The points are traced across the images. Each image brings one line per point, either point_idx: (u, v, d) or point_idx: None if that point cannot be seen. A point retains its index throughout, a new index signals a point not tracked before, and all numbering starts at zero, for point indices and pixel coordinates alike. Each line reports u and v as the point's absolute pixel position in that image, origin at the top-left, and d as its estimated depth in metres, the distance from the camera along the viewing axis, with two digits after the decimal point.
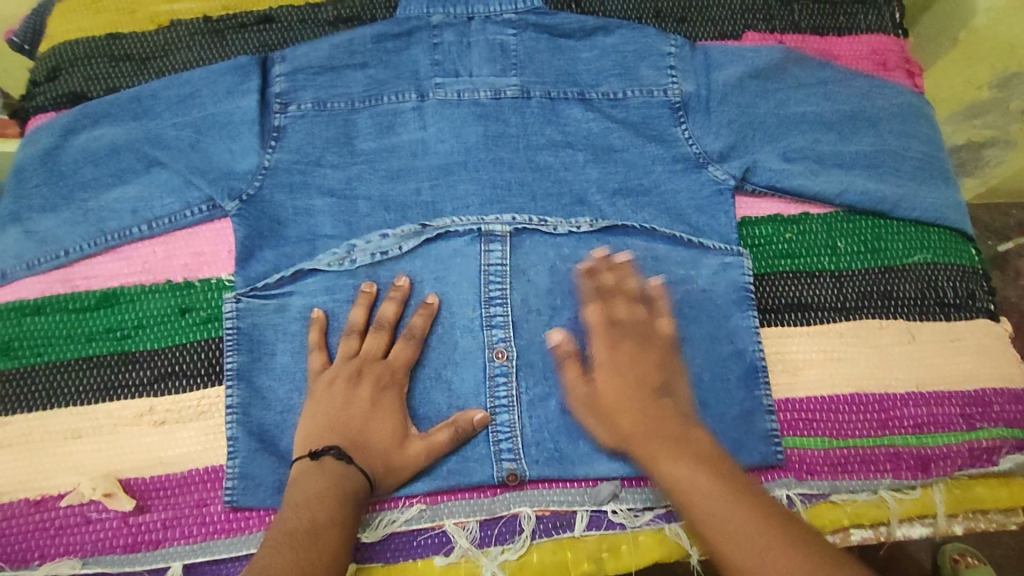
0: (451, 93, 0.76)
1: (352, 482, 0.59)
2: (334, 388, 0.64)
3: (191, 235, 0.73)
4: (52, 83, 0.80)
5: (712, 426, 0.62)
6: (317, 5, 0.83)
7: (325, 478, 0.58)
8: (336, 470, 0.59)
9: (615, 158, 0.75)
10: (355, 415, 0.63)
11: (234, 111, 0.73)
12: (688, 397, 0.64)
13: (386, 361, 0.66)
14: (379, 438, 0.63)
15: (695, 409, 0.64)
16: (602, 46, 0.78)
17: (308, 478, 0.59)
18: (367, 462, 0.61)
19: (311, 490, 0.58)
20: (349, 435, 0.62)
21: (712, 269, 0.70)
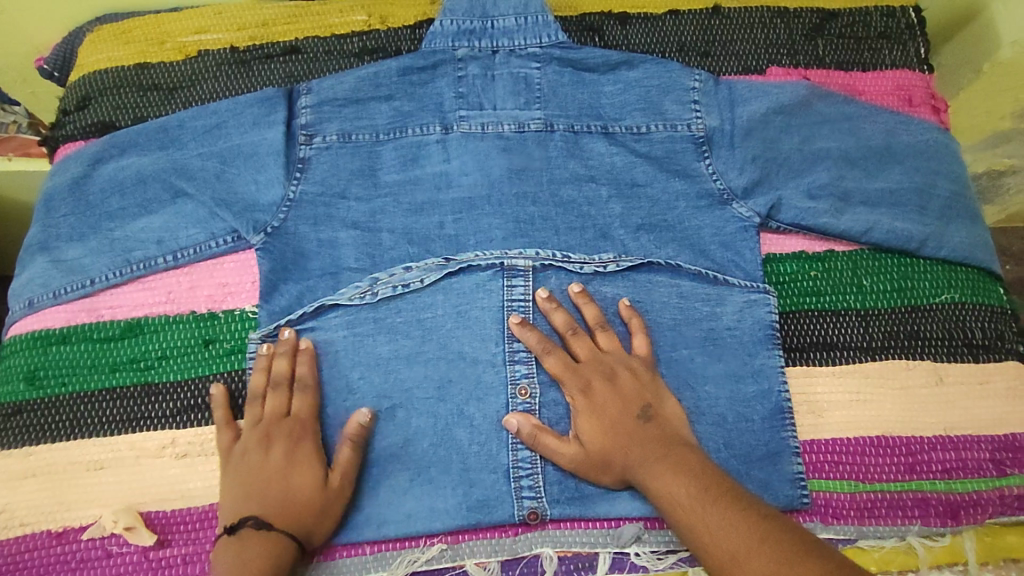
0: (475, 126, 0.77)
1: (271, 557, 0.58)
2: (248, 444, 0.64)
3: (216, 264, 0.73)
4: (81, 112, 0.81)
5: (612, 464, 0.63)
6: (342, 37, 0.84)
7: (246, 553, 0.58)
8: (252, 544, 0.58)
9: (638, 194, 0.75)
10: (263, 471, 0.62)
11: (260, 143, 0.74)
12: (580, 445, 0.64)
13: (292, 416, 0.65)
14: (291, 492, 0.61)
15: (586, 449, 0.63)
16: (626, 80, 0.78)
17: (229, 554, 0.58)
18: (283, 525, 0.60)
19: (236, 565, 0.57)
20: (269, 501, 0.61)
21: (576, 304, 0.69)
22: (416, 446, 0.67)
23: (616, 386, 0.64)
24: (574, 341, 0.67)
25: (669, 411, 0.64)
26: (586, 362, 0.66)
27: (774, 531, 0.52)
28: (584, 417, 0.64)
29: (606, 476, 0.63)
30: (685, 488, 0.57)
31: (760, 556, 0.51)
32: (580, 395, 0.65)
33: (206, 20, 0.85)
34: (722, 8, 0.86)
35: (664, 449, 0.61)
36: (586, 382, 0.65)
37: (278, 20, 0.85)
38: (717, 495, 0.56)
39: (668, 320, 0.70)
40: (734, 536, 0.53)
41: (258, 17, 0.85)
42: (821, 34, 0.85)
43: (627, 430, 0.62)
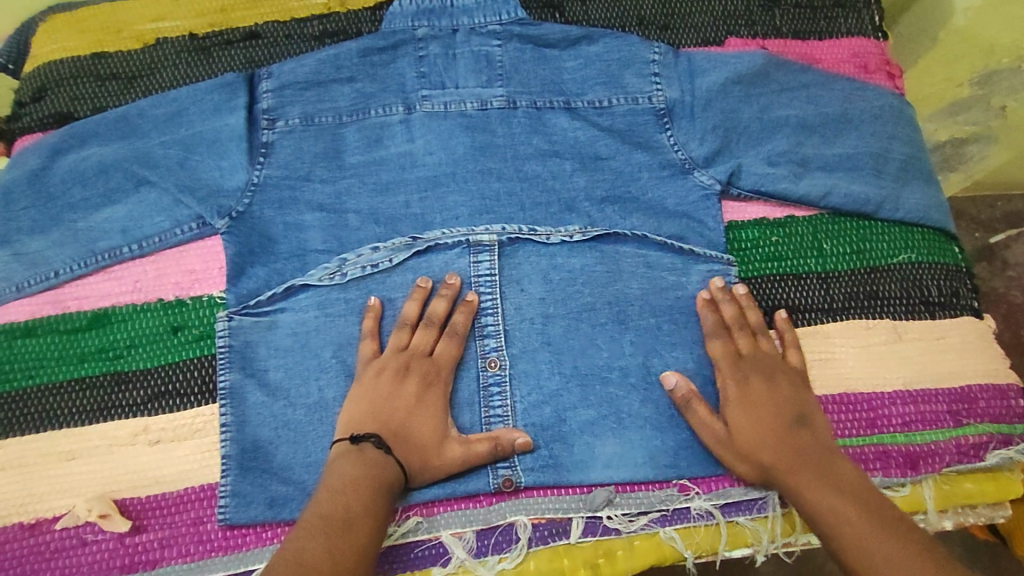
0: (438, 105, 0.79)
1: (383, 473, 0.59)
2: (383, 378, 0.65)
3: (182, 251, 0.73)
4: (37, 103, 0.79)
5: (759, 459, 0.63)
6: (302, 21, 0.84)
7: (356, 466, 0.59)
8: (371, 462, 0.59)
9: (601, 166, 0.77)
10: (408, 407, 0.64)
11: (222, 128, 0.75)
12: (728, 436, 0.65)
13: (433, 358, 0.67)
14: (416, 424, 0.63)
15: (732, 438, 0.64)
16: (586, 56, 0.81)
17: (344, 463, 0.59)
18: (403, 453, 0.62)
19: (339, 474, 0.58)
20: (390, 429, 0.62)
21: (723, 296, 0.70)
22: None
23: (775, 390, 0.66)
24: (739, 338, 0.68)
25: (820, 419, 0.66)
26: (750, 357, 0.68)
27: (937, 554, 0.54)
28: (734, 406, 0.65)
29: (743, 464, 0.64)
30: (846, 500, 0.59)
31: (944, 573, 0.52)
32: (732, 383, 0.66)
33: (162, 8, 0.83)
34: None
35: (823, 460, 0.62)
36: (744, 375, 0.66)
37: (236, 6, 0.84)
38: (882, 515, 0.57)
39: (635, 289, 0.71)
40: (911, 550, 0.54)
41: (215, 3, 0.84)
42: (777, 5, 0.86)
43: (800, 446, 0.63)
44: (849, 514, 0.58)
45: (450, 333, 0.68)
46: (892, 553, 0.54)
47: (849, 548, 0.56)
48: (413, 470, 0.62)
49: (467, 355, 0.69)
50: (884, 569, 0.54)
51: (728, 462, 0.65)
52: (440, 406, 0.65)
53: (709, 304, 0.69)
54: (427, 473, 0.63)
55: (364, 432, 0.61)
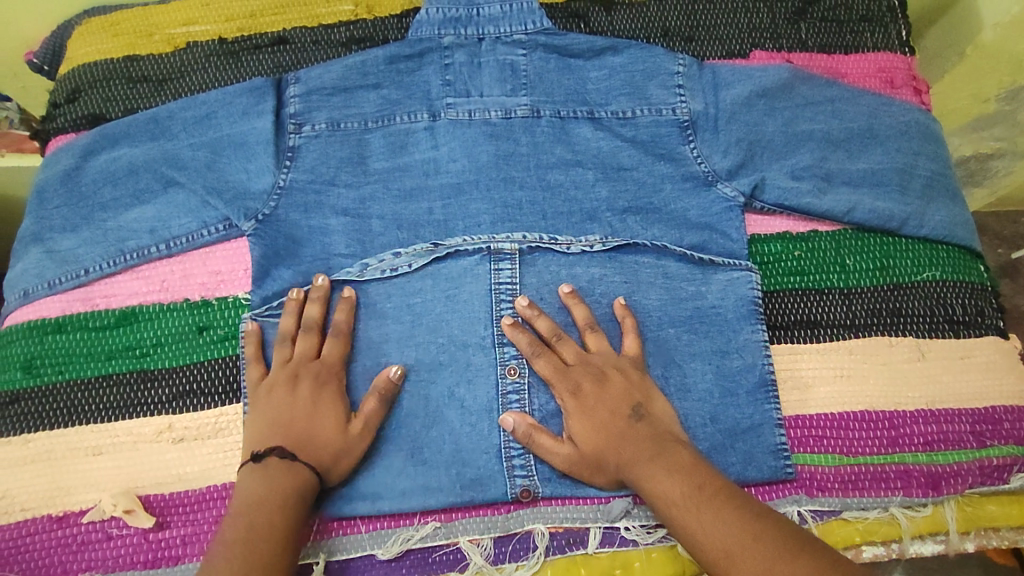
0: (462, 113, 0.79)
1: (292, 484, 0.60)
2: (275, 386, 0.66)
3: (208, 252, 0.74)
4: (72, 104, 0.81)
5: (606, 465, 0.63)
6: (330, 27, 0.84)
7: (261, 482, 0.60)
8: (275, 475, 0.60)
9: (624, 177, 0.77)
10: (305, 409, 0.64)
11: (249, 132, 0.75)
12: (574, 450, 0.64)
13: (320, 361, 0.67)
14: (317, 428, 0.63)
15: (581, 452, 0.64)
16: (611, 66, 0.81)
17: (248, 483, 0.60)
18: (311, 458, 0.62)
19: (245, 495, 0.59)
20: (293, 435, 0.62)
21: (574, 300, 0.69)
22: (408, 428, 0.67)
23: (607, 387, 0.65)
24: (560, 345, 0.67)
25: (658, 406, 0.65)
26: (576, 364, 0.66)
27: (773, 523, 0.55)
28: (575, 418, 0.64)
29: (599, 476, 0.64)
30: (678, 488, 0.58)
31: (763, 545, 0.53)
32: (570, 396, 0.65)
33: (194, 12, 0.84)
34: None
35: (660, 448, 0.61)
36: (576, 384, 0.65)
37: (266, 11, 0.85)
38: (709, 495, 0.57)
39: (654, 300, 0.71)
40: (730, 524, 0.55)
41: (246, 8, 0.85)
42: (803, 18, 0.86)
43: (621, 433, 0.63)
44: (674, 494, 0.58)
45: (333, 333, 0.68)
46: (723, 527, 0.55)
47: (685, 532, 0.57)
48: (326, 468, 0.63)
49: (354, 350, 0.69)
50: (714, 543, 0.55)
51: (588, 475, 0.65)
52: (337, 399, 0.65)
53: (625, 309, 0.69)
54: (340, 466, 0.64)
55: (267, 448, 0.62)
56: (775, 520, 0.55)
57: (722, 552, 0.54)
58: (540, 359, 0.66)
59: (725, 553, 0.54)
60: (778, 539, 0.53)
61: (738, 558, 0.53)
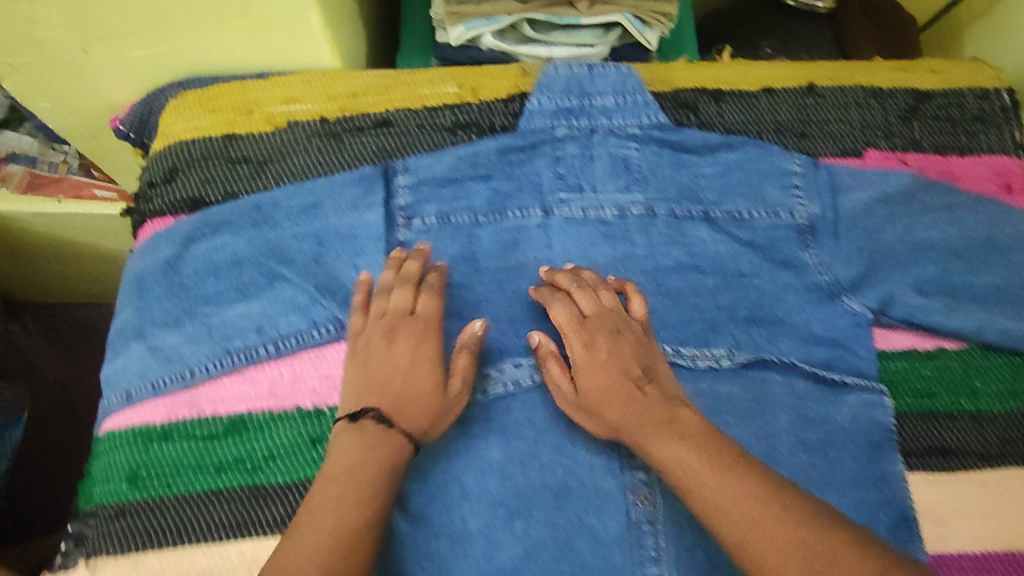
0: (576, 210, 0.78)
1: (391, 449, 0.61)
2: (371, 342, 0.67)
3: (319, 356, 0.71)
4: (169, 185, 0.78)
5: (603, 415, 0.64)
6: (434, 110, 0.82)
7: (356, 448, 0.60)
8: (371, 441, 0.61)
9: (745, 284, 0.76)
10: (405, 360, 0.65)
11: (358, 225, 0.75)
12: (576, 396, 0.66)
13: (416, 316, 0.68)
14: (416, 390, 0.64)
15: (583, 400, 0.65)
16: (726, 163, 0.79)
17: (347, 444, 0.61)
18: (411, 425, 0.63)
19: (344, 457, 0.60)
20: (389, 400, 0.63)
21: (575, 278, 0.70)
22: (538, 561, 0.64)
23: (619, 342, 0.66)
24: (583, 298, 0.69)
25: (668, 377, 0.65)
26: (594, 315, 0.67)
27: (788, 510, 0.54)
28: (587, 371, 0.65)
29: (593, 423, 0.65)
30: (688, 451, 0.58)
31: (781, 527, 0.52)
32: (580, 342, 0.66)
33: (295, 90, 0.81)
34: (816, 85, 0.85)
35: (671, 413, 0.61)
36: (591, 337, 0.66)
37: (368, 90, 0.82)
38: (726, 461, 0.57)
39: (782, 422, 0.69)
40: (745, 499, 0.54)
41: (348, 87, 0.82)
42: (916, 116, 0.84)
43: (624, 390, 0.63)
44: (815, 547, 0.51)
45: (428, 287, 0.69)
46: None
47: (695, 492, 0.56)
48: (421, 429, 0.63)
49: (445, 317, 0.72)
50: None
51: (584, 422, 0.66)
52: (433, 357, 0.66)
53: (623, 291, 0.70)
54: (435, 432, 0.65)
55: (362, 410, 0.62)
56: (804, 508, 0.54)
57: (751, 518, 0.53)
58: (557, 305, 0.69)
59: (750, 522, 0.53)
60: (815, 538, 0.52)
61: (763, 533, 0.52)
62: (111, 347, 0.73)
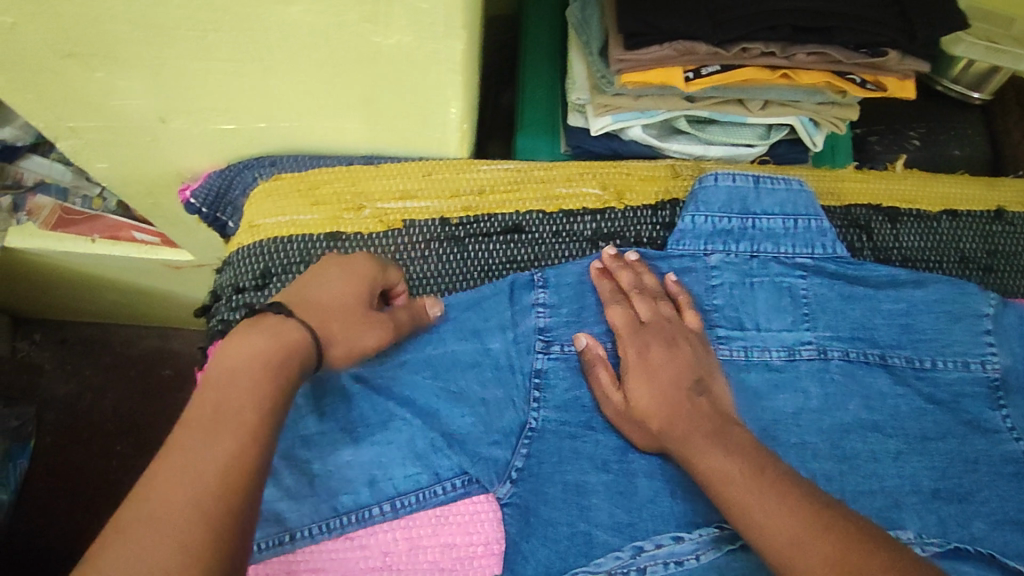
0: (739, 350, 0.66)
1: (290, 357, 0.49)
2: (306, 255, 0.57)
3: (440, 518, 0.59)
4: (260, 292, 0.65)
5: (650, 425, 0.57)
6: (572, 215, 0.70)
7: (269, 336, 0.49)
8: (276, 334, 0.49)
9: (931, 449, 0.64)
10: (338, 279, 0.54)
11: (483, 354, 0.64)
12: (625, 404, 0.59)
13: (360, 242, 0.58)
14: (329, 299, 0.53)
15: (631, 411, 0.59)
16: (910, 300, 0.68)
17: (234, 339, 0.48)
18: (324, 338, 0.52)
19: (230, 354, 0.47)
20: (308, 307, 0.52)
21: (620, 263, 0.65)
22: None
23: (676, 352, 0.59)
24: (638, 301, 0.63)
25: (722, 387, 0.59)
26: (651, 323, 0.62)
27: (866, 530, 0.45)
28: (637, 378, 0.59)
29: (638, 433, 0.59)
30: (739, 463, 0.50)
31: (826, 543, 0.44)
32: (635, 354, 0.60)
33: (412, 183, 0.69)
34: (1005, 211, 0.75)
35: (717, 424, 0.54)
36: (645, 342, 0.60)
37: (496, 187, 0.70)
38: (772, 471, 0.49)
39: None
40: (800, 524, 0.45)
41: (474, 182, 0.70)
42: None
43: (685, 406, 0.56)
44: None
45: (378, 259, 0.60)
46: None
47: (740, 512, 0.48)
48: (331, 351, 0.52)
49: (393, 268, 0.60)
50: None
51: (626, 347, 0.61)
52: (367, 274, 0.56)
53: (606, 273, 0.65)
54: (347, 351, 0.53)
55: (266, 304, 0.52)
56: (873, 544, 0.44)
57: (806, 518, 0.45)
58: (615, 308, 0.63)
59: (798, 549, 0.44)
60: (879, 574, 0.42)
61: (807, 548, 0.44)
62: None
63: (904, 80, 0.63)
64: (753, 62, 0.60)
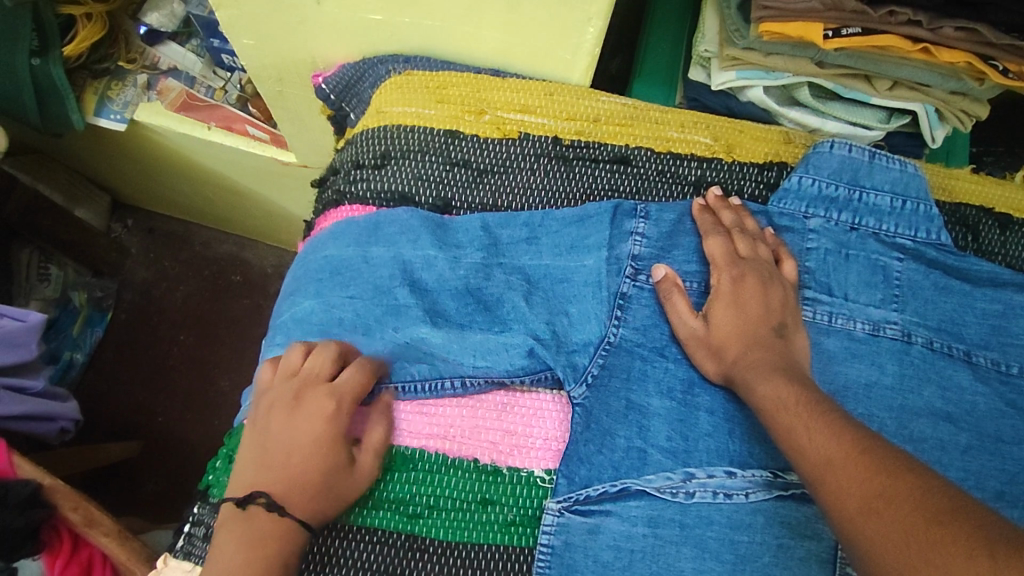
0: (822, 315, 0.66)
1: (282, 544, 0.54)
2: (310, 414, 0.58)
3: (506, 406, 0.63)
4: (378, 172, 0.70)
5: (724, 354, 0.61)
6: (680, 158, 0.72)
7: (240, 544, 0.53)
8: (259, 536, 0.53)
9: (1002, 451, 0.63)
10: (281, 447, 0.57)
11: (573, 270, 0.66)
12: (705, 328, 0.62)
13: (332, 384, 0.59)
14: (292, 469, 0.56)
15: (711, 334, 0.62)
16: (1009, 302, 0.68)
17: (233, 536, 0.54)
18: (296, 508, 0.55)
19: (225, 552, 0.53)
20: (282, 481, 0.56)
21: (721, 205, 0.68)
22: None
23: (768, 289, 0.63)
24: (740, 238, 0.66)
25: (801, 336, 0.62)
26: (748, 258, 0.64)
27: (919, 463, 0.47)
28: (721, 303, 0.63)
29: (711, 362, 0.61)
30: (793, 392, 0.55)
31: (855, 467, 0.46)
32: (727, 280, 0.64)
33: (534, 100, 0.72)
34: None
35: (789, 362, 0.59)
36: (740, 272, 0.64)
37: (612, 118, 0.73)
38: (820, 409, 0.53)
39: None
40: (837, 451, 0.48)
41: (592, 110, 0.73)
42: None
43: (761, 337, 0.61)
44: (849, 483, 0.46)
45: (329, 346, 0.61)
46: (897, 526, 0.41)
47: (787, 432, 0.53)
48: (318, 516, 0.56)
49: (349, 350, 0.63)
50: (887, 528, 0.42)
51: (718, 277, 0.64)
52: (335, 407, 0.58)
53: (707, 209, 0.68)
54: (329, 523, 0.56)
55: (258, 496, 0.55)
56: (906, 467, 0.45)
57: (856, 446, 0.48)
58: (714, 238, 0.66)
59: (834, 474, 0.47)
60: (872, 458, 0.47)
61: (842, 472, 0.47)
62: (283, 334, 0.66)
63: None
64: (893, 30, 0.61)
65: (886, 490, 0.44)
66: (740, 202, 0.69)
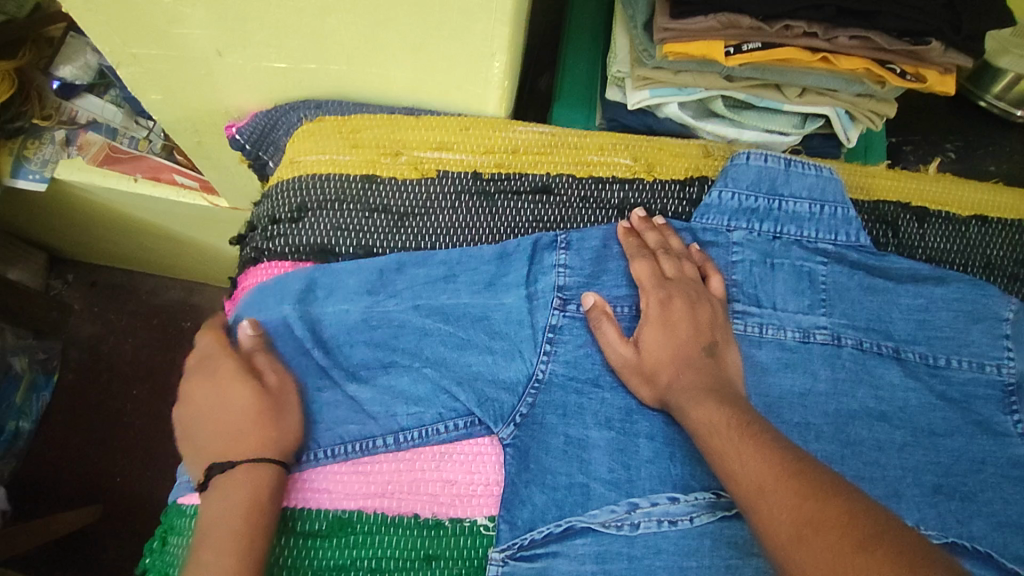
0: (753, 327, 0.67)
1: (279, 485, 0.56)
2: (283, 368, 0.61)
3: (445, 454, 0.62)
4: (295, 226, 0.68)
5: (657, 378, 0.60)
6: (601, 181, 0.71)
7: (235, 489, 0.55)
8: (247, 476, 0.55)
9: (937, 444, 0.64)
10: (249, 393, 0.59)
11: (497, 308, 0.65)
12: (636, 355, 0.62)
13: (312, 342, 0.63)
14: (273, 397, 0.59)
15: (643, 359, 0.61)
16: (932, 296, 0.69)
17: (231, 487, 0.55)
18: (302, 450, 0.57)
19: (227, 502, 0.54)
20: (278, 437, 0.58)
21: (645, 227, 0.68)
22: None
23: (695, 308, 0.63)
24: (665, 259, 0.66)
25: (732, 353, 0.62)
26: (674, 279, 0.65)
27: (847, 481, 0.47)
28: (651, 328, 0.62)
29: (646, 388, 0.61)
30: (725, 416, 0.55)
31: (785, 493, 0.46)
32: (656, 303, 0.64)
33: (449, 135, 0.72)
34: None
35: (722, 383, 0.58)
36: (668, 294, 0.63)
37: (529, 148, 0.72)
38: (752, 430, 0.53)
39: None
40: (767, 476, 0.48)
41: (509, 141, 0.72)
42: None
43: (692, 358, 0.60)
44: (778, 510, 0.46)
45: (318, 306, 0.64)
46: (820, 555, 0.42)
47: (720, 458, 0.52)
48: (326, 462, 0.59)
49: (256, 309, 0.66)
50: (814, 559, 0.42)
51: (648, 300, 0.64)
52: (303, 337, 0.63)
53: (631, 233, 0.68)
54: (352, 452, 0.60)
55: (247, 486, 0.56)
56: (833, 491, 0.45)
57: (785, 470, 0.48)
58: (640, 262, 0.66)
59: (765, 500, 0.47)
60: (801, 481, 0.47)
61: (771, 500, 0.47)
62: None
63: (942, 77, 0.65)
64: (793, 42, 0.62)
65: (815, 517, 0.44)
66: (663, 220, 0.69)
